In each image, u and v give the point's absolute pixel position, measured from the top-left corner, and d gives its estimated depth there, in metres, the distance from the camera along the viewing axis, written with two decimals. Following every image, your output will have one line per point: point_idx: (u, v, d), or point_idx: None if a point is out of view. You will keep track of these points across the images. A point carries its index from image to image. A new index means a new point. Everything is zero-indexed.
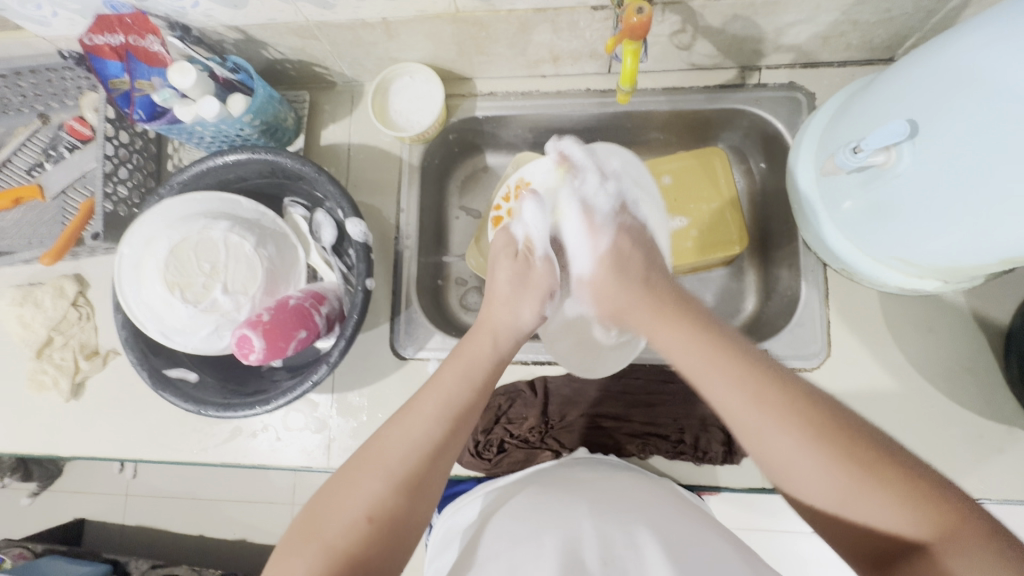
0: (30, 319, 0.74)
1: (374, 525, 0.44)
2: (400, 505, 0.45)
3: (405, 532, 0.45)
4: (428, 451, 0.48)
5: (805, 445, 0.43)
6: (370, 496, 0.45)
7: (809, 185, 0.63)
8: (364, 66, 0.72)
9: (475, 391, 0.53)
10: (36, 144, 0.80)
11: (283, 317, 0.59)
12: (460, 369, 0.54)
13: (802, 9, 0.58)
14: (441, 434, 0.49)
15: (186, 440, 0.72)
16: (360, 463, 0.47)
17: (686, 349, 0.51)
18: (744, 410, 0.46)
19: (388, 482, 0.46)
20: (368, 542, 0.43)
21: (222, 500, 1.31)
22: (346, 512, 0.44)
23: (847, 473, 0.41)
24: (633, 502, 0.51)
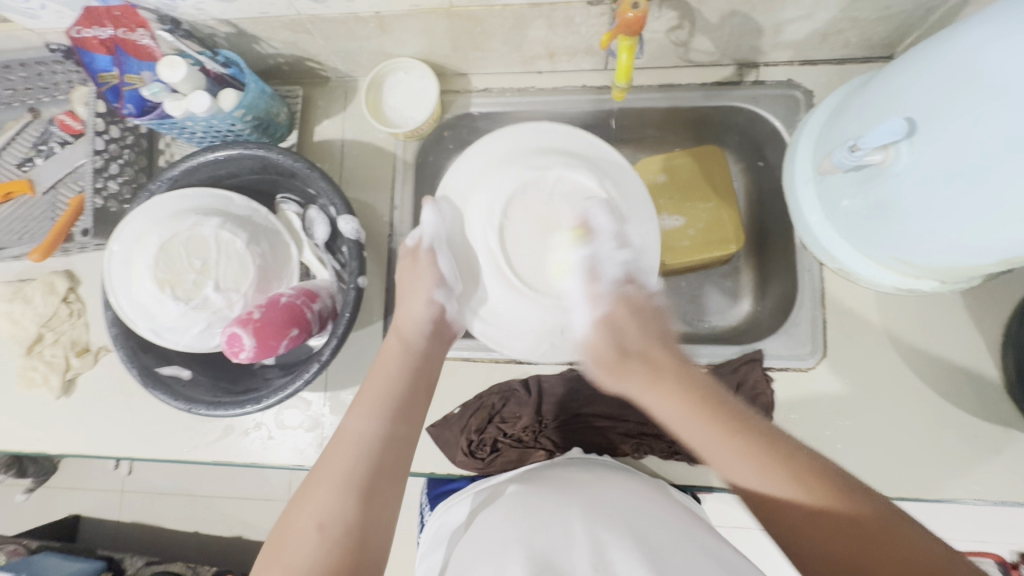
0: (20, 315, 0.73)
1: (333, 535, 0.47)
2: (351, 512, 0.48)
3: (369, 527, 0.48)
4: (365, 455, 0.51)
5: (763, 469, 0.45)
6: (323, 499, 0.49)
7: (806, 186, 0.62)
8: (358, 61, 0.71)
9: (405, 390, 0.57)
10: (27, 138, 0.79)
11: (273, 315, 0.58)
12: (389, 364, 0.58)
13: (801, 5, 0.57)
14: (377, 442, 0.52)
15: (178, 438, 0.72)
16: (316, 473, 0.51)
17: (667, 400, 0.51)
18: (703, 438, 0.48)
19: (334, 491, 0.49)
20: (327, 541, 0.46)
21: (217, 496, 1.30)
22: (303, 518, 0.48)
23: (794, 482, 0.44)
24: (627, 504, 0.51)
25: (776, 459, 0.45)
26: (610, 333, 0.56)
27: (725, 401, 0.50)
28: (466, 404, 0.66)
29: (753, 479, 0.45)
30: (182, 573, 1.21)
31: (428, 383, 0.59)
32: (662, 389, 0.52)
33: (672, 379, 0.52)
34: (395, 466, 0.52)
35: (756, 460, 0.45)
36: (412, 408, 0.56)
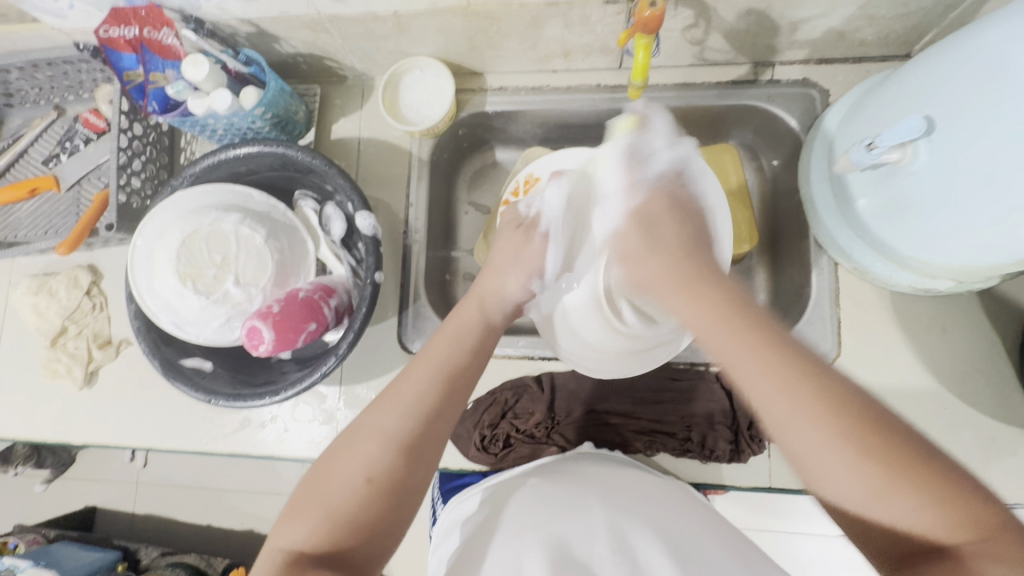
0: (45, 308, 0.75)
1: (375, 492, 0.45)
2: (397, 468, 0.46)
3: (411, 489, 0.46)
4: (422, 411, 0.48)
5: (850, 453, 0.38)
6: (370, 457, 0.46)
7: (821, 184, 0.62)
8: (375, 60, 0.72)
9: (469, 350, 0.53)
10: (52, 136, 0.82)
11: (292, 309, 0.59)
12: (445, 341, 0.53)
13: (819, 3, 0.57)
14: (429, 400, 0.49)
15: (196, 429, 0.73)
16: (365, 423, 0.48)
17: (758, 372, 0.42)
18: (781, 415, 0.40)
19: (378, 447, 0.46)
20: (368, 499, 0.45)
21: (229, 490, 1.33)
22: (344, 472, 0.46)
23: (887, 472, 0.37)
24: (644, 497, 0.52)
25: (831, 411, 0.39)
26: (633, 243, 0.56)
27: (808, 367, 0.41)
28: (479, 399, 0.67)
29: (829, 457, 0.39)
30: (195, 565, 1.24)
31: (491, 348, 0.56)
32: (727, 329, 0.45)
33: (705, 294, 0.48)
34: (449, 426, 0.49)
35: (830, 430, 0.38)
36: (474, 368, 0.53)
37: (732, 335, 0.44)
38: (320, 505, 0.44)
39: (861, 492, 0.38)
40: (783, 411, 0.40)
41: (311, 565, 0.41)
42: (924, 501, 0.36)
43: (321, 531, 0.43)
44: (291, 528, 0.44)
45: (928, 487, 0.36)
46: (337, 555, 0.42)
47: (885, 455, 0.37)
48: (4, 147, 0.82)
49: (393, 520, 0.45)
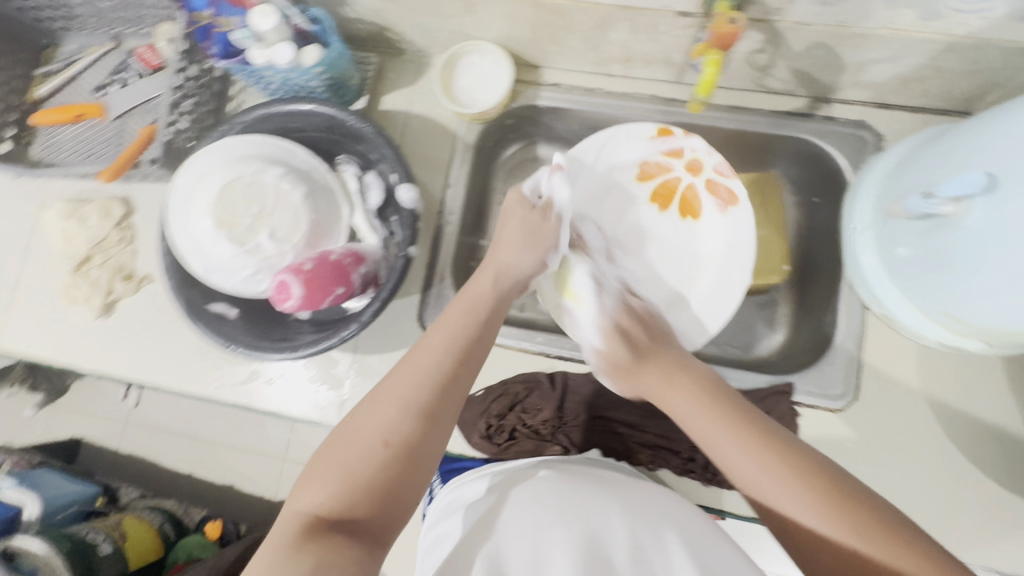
0: (75, 233, 0.76)
1: (390, 457, 0.45)
2: (416, 438, 0.47)
3: (422, 454, 0.47)
4: (434, 382, 0.49)
5: (764, 461, 0.46)
6: (391, 424, 0.46)
7: (863, 227, 0.62)
8: (436, 38, 0.72)
9: (482, 325, 0.54)
10: (106, 66, 0.82)
11: (323, 270, 0.59)
12: (454, 317, 0.54)
13: (889, 47, 0.57)
14: (435, 370, 0.49)
15: (204, 375, 0.73)
16: (382, 393, 0.49)
17: (709, 418, 0.49)
18: (736, 450, 0.47)
19: (392, 414, 0.47)
20: (387, 466, 0.45)
21: (215, 443, 1.33)
22: (364, 437, 0.46)
23: (823, 494, 0.43)
24: (660, 507, 0.52)
25: (775, 451, 0.46)
26: (621, 342, 0.57)
27: (761, 419, 0.49)
28: (489, 388, 0.67)
29: (771, 485, 0.45)
30: (172, 511, 1.28)
31: (494, 318, 0.55)
32: (675, 377, 0.53)
33: (705, 387, 0.52)
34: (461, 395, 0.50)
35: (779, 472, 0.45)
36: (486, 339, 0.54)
37: (700, 403, 0.50)
38: (338, 467, 0.45)
39: (797, 513, 0.43)
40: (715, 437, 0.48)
41: (331, 530, 0.42)
42: (841, 520, 0.42)
43: (341, 502, 0.44)
44: (310, 491, 0.45)
45: (845, 508, 0.42)
46: (358, 519, 0.43)
47: (807, 479, 0.44)
48: (54, 70, 0.82)
49: (409, 487, 0.46)
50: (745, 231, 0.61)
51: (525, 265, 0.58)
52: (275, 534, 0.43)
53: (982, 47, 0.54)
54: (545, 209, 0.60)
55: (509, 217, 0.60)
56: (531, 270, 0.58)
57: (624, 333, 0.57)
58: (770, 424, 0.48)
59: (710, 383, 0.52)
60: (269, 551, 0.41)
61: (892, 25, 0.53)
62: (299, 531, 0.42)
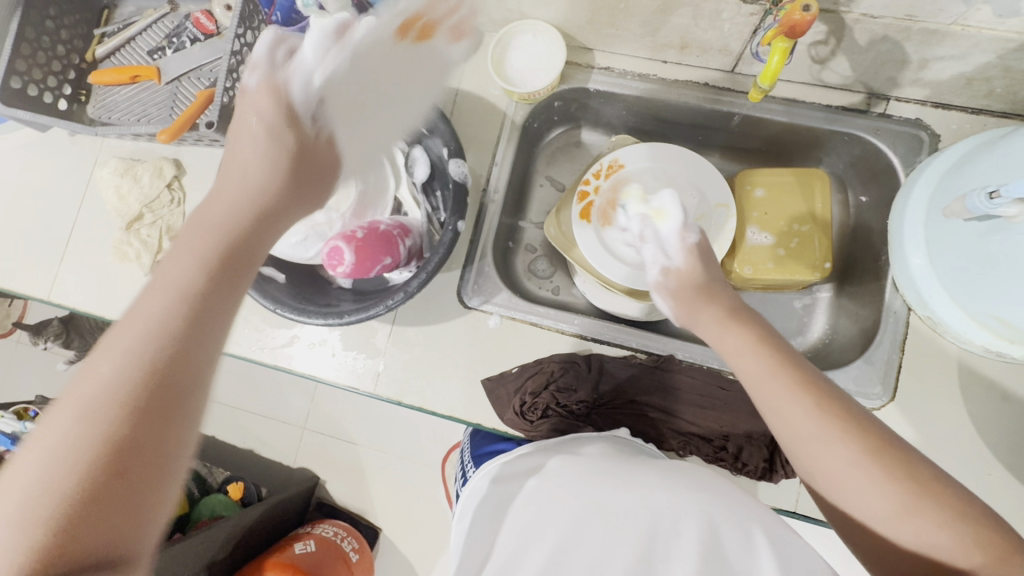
0: (127, 192, 0.78)
1: (114, 454, 0.33)
2: (121, 432, 0.34)
3: (152, 453, 0.34)
4: (150, 340, 0.37)
5: (844, 439, 0.43)
6: (109, 420, 0.34)
7: (914, 228, 0.61)
8: (490, 15, 0.72)
9: (219, 259, 0.42)
10: (162, 29, 0.84)
11: (374, 239, 0.60)
12: (185, 249, 0.42)
13: (959, 44, 0.56)
14: (156, 331, 0.37)
15: (246, 337, 0.75)
16: (97, 376, 0.36)
17: (792, 399, 0.46)
18: (810, 433, 0.45)
19: (108, 397, 0.35)
20: (105, 480, 0.33)
21: (240, 408, 1.37)
22: (67, 446, 0.33)
23: (908, 492, 0.41)
24: (702, 479, 0.54)
25: (868, 441, 0.43)
26: (697, 265, 0.59)
27: (846, 406, 0.45)
28: (525, 366, 0.68)
29: (852, 475, 0.43)
30: (197, 471, 1.30)
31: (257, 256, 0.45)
32: (747, 337, 0.51)
33: (794, 374, 0.47)
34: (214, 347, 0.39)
35: (875, 465, 0.42)
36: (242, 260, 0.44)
37: (787, 386, 0.46)
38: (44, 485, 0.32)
39: (869, 506, 0.42)
40: (795, 417, 0.45)
41: None
42: (925, 510, 0.40)
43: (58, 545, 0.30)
44: None
45: (937, 507, 0.40)
46: (86, 545, 0.31)
47: (899, 472, 0.42)
48: (112, 31, 0.84)
49: (153, 481, 0.34)
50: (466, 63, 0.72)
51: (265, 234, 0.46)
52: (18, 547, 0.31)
53: None
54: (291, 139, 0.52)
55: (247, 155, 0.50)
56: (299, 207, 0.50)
57: (704, 258, 0.60)
58: (856, 409, 0.45)
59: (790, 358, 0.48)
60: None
61: (965, 21, 0.52)
62: None
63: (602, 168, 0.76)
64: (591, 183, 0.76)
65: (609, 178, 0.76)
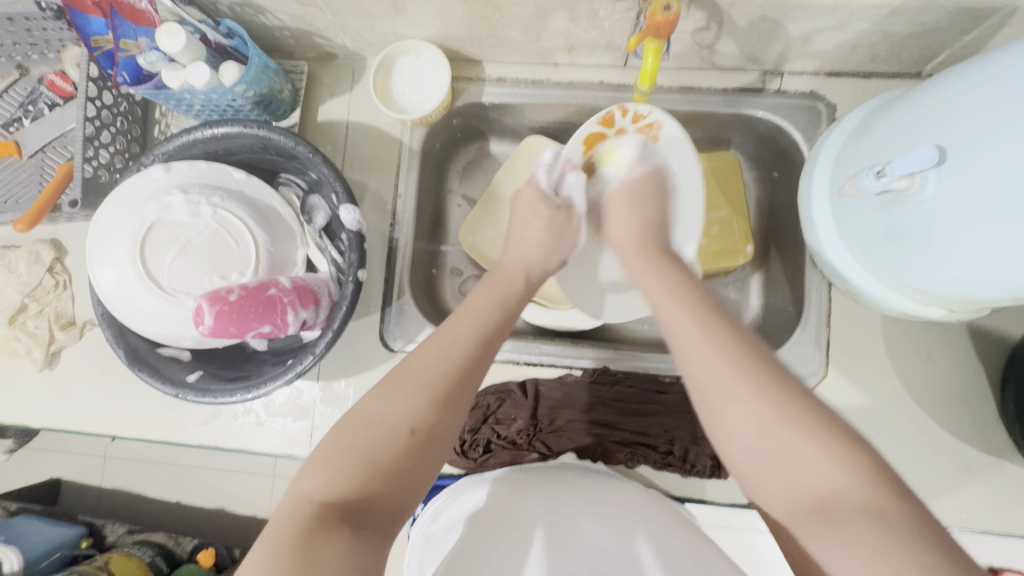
0: (3, 284, 0.71)
1: (388, 452, 0.44)
2: (398, 429, 0.45)
3: (400, 489, 0.44)
4: (441, 383, 0.48)
5: (738, 386, 0.45)
6: (405, 411, 0.46)
7: (822, 203, 0.60)
8: (368, 40, 0.68)
9: (487, 345, 0.53)
10: (14, 97, 0.76)
11: (250, 303, 0.55)
12: (478, 305, 0.56)
13: (834, 16, 0.55)
14: (442, 384, 0.48)
15: (165, 419, 0.70)
16: (413, 366, 0.50)
17: (689, 334, 0.50)
18: (710, 375, 0.47)
19: (407, 397, 0.47)
20: (400, 449, 0.45)
21: (196, 469, 1.24)
22: (384, 421, 0.46)
23: (805, 432, 0.41)
24: (641, 520, 0.51)
25: (767, 391, 0.44)
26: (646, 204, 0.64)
27: (766, 359, 0.46)
28: None
29: (761, 428, 0.43)
30: (163, 543, 1.14)
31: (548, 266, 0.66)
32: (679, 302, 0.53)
33: (718, 326, 0.49)
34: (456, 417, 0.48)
35: (764, 408, 0.43)
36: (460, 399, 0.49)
37: (701, 330, 0.49)
38: (358, 453, 0.44)
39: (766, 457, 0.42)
40: (692, 354, 0.49)
41: (333, 518, 0.40)
42: (813, 444, 0.40)
43: (349, 478, 0.43)
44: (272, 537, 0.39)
45: (818, 440, 0.40)
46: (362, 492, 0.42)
47: (782, 409, 0.42)
48: None
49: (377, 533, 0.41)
50: (394, 82, 0.68)
51: (550, 263, 0.66)
52: (279, 523, 0.40)
53: (926, 8, 0.52)
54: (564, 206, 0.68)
55: (525, 210, 0.67)
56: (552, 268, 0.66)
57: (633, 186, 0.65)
58: (766, 359, 0.47)
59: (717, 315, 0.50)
60: (275, 535, 0.39)
61: None
62: (302, 518, 0.40)
63: (640, 115, 0.63)
64: (622, 118, 0.64)
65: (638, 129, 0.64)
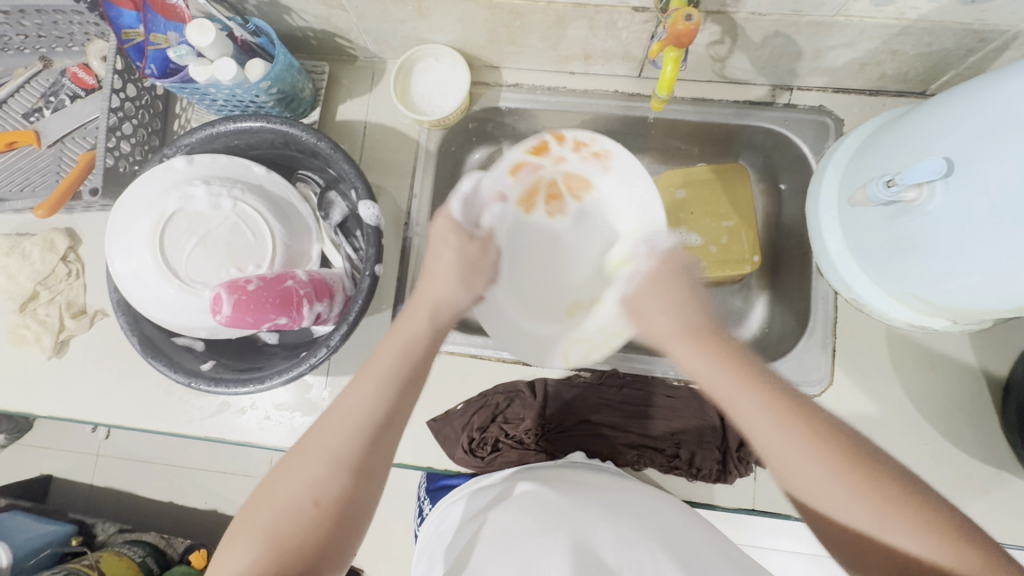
0: (16, 270, 0.71)
1: (312, 524, 0.43)
2: (315, 499, 0.44)
3: (334, 551, 0.44)
4: (353, 451, 0.46)
5: (815, 456, 0.41)
6: (315, 481, 0.44)
7: (829, 213, 0.62)
8: (389, 43, 0.69)
9: (404, 383, 0.49)
10: (36, 88, 0.77)
11: (266, 294, 0.56)
12: (383, 360, 0.50)
13: (845, 34, 0.57)
14: (354, 453, 0.45)
15: (171, 410, 0.70)
16: (327, 431, 0.47)
17: (746, 399, 0.45)
18: (772, 434, 0.43)
19: (324, 467, 0.45)
20: (319, 521, 0.43)
21: (190, 470, 1.21)
22: (290, 496, 0.44)
23: (877, 499, 0.39)
24: (652, 518, 0.51)
25: (837, 449, 0.41)
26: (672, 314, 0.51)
27: (814, 410, 0.44)
28: (469, 401, 0.65)
29: (821, 485, 0.41)
30: (154, 543, 1.13)
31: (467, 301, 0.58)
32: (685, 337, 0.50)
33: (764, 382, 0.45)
34: (376, 473, 0.46)
35: (842, 477, 0.40)
36: (378, 452, 0.46)
37: (752, 386, 0.45)
38: (265, 533, 0.43)
39: (850, 517, 0.40)
40: (748, 412, 0.45)
41: None
42: (903, 513, 0.39)
43: (264, 558, 0.42)
44: None
45: (899, 505, 0.39)
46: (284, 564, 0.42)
47: (858, 469, 0.40)
48: None
49: None
50: (411, 83, 0.69)
51: (464, 297, 0.57)
52: None
53: (933, 29, 0.55)
54: (482, 239, 0.60)
55: (436, 243, 0.59)
56: (467, 305, 0.58)
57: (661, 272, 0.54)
58: (808, 403, 0.45)
59: (749, 360, 0.47)
60: None
61: (846, 12, 0.53)
62: None
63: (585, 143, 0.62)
64: (561, 146, 0.63)
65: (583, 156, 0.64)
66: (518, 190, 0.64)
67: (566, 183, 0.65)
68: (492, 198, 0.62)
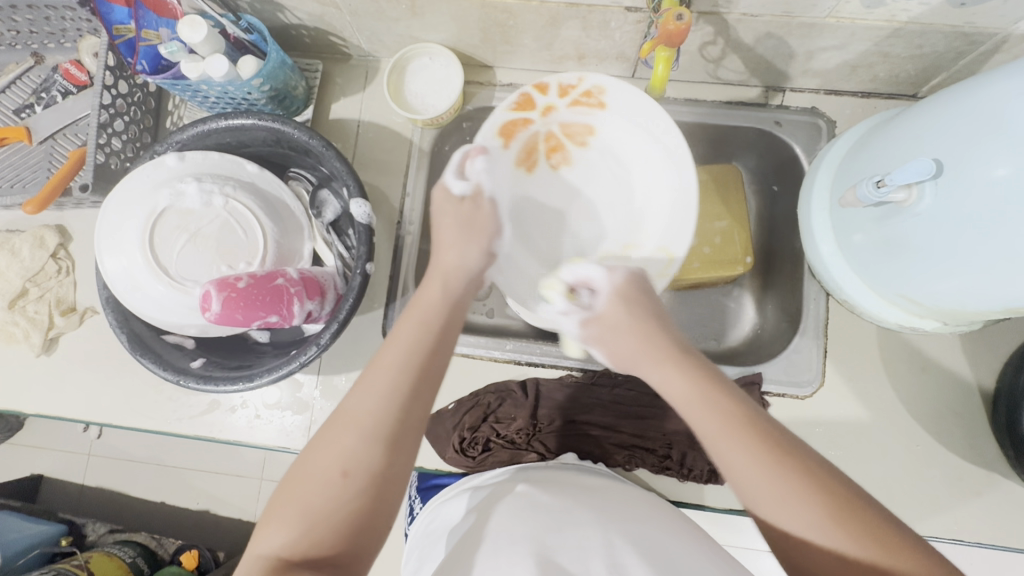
0: (5, 267, 0.70)
1: (341, 498, 0.42)
2: (343, 469, 0.42)
3: (368, 525, 0.42)
4: (380, 423, 0.44)
5: (777, 474, 0.39)
6: (344, 453, 0.43)
7: (821, 214, 0.62)
8: (383, 41, 0.69)
9: (432, 352, 0.48)
10: (28, 84, 0.77)
11: (256, 291, 0.56)
12: (406, 331, 0.49)
13: (836, 35, 0.57)
14: (382, 425, 0.43)
15: (160, 409, 0.69)
16: (354, 405, 0.45)
17: (706, 408, 0.42)
18: (735, 453, 0.40)
19: (351, 440, 0.43)
20: (347, 495, 0.42)
21: (182, 470, 1.20)
22: (321, 471, 0.43)
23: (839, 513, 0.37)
24: (641, 522, 0.51)
25: (801, 471, 0.39)
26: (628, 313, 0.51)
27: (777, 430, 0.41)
28: (461, 401, 0.65)
29: (785, 506, 0.38)
30: (145, 544, 1.12)
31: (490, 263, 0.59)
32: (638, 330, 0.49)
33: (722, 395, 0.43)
34: (404, 444, 0.44)
35: (804, 495, 0.38)
36: (407, 420, 0.45)
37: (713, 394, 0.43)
38: (297, 506, 0.42)
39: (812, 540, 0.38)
40: (709, 430, 0.42)
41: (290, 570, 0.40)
42: (865, 539, 0.37)
43: (298, 531, 0.41)
44: None
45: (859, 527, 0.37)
46: (318, 536, 0.41)
47: (826, 492, 0.38)
48: None
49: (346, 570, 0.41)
50: (402, 78, 0.69)
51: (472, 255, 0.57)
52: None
53: (923, 32, 0.55)
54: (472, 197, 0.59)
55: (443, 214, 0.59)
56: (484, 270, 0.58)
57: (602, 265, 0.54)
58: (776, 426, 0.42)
59: (728, 393, 0.43)
60: None
61: (837, 14, 0.54)
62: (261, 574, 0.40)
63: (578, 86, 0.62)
64: (546, 95, 0.62)
65: (576, 103, 0.63)
66: (513, 151, 0.64)
67: (564, 132, 0.64)
68: (479, 153, 0.60)
